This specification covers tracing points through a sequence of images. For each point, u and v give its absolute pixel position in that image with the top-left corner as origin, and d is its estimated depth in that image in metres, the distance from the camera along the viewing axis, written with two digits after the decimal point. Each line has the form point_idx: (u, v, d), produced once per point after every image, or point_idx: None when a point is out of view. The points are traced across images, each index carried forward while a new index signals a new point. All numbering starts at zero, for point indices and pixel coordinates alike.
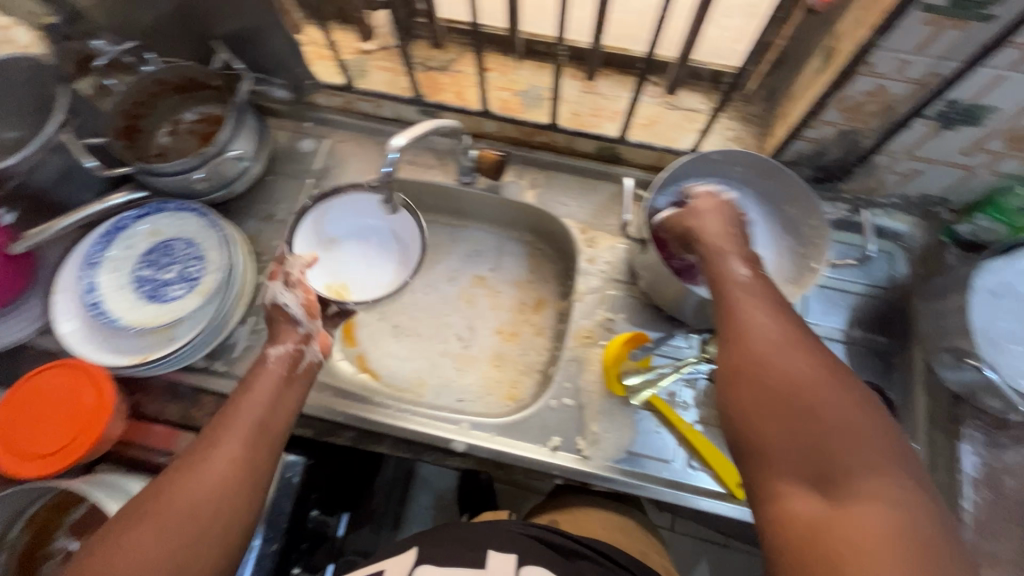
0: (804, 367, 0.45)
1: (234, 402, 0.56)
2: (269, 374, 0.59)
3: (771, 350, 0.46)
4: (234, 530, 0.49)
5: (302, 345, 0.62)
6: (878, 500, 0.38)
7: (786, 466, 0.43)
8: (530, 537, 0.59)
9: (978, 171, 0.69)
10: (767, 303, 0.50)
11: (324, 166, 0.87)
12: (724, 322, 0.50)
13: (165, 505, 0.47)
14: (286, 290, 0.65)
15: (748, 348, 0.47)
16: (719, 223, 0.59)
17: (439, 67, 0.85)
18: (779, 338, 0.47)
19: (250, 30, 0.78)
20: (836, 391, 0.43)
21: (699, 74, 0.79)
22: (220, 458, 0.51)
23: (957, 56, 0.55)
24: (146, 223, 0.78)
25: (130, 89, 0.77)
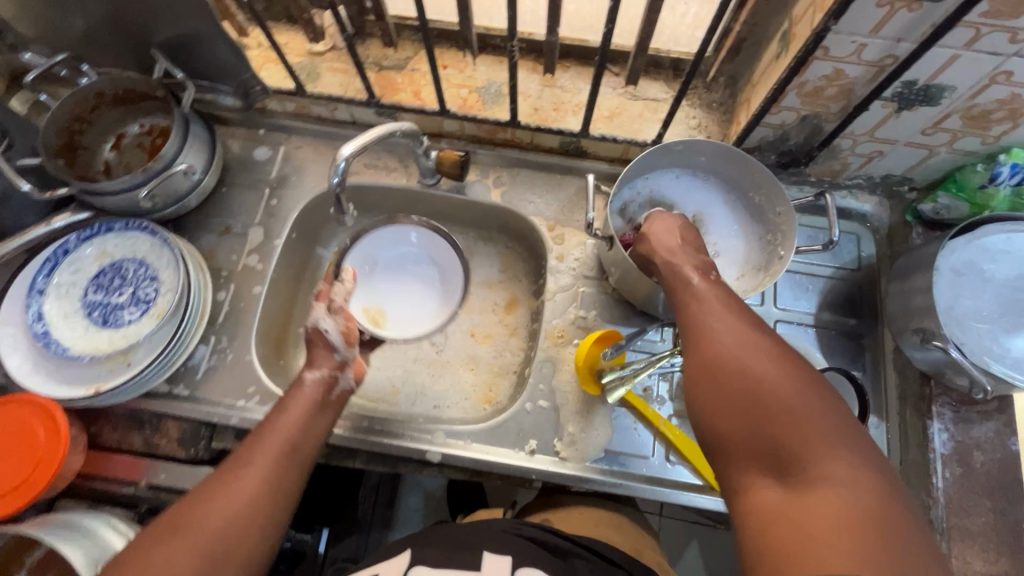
0: (763, 361, 0.43)
1: (267, 421, 0.56)
2: (304, 398, 0.59)
3: (728, 345, 0.45)
4: (257, 555, 0.49)
5: (336, 371, 0.62)
6: (842, 495, 0.37)
7: (746, 457, 0.42)
8: (524, 537, 0.56)
9: (938, 151, 0.69)
10: (723, 302, 0.49)
11: (281, 174, 0.84)
12: (683, 323, 0.50)
13: (196, 525, 0.47)
14: (327, 315, 0.64)
15: (705, 347, 0.46)
16: (669, 238, 0.59)
17: (394, 65, 0.83)
18: (735, 332, 0.46)
19: (187, 36, 0.73)
20: (795, 381, 0.42)
21: (660, 63, 0.79)
22: (253, 476, 0.51)
23: (911, 37, 0.55)
24: (92, 245, 0.74)
25: (65, 103, 0.73)
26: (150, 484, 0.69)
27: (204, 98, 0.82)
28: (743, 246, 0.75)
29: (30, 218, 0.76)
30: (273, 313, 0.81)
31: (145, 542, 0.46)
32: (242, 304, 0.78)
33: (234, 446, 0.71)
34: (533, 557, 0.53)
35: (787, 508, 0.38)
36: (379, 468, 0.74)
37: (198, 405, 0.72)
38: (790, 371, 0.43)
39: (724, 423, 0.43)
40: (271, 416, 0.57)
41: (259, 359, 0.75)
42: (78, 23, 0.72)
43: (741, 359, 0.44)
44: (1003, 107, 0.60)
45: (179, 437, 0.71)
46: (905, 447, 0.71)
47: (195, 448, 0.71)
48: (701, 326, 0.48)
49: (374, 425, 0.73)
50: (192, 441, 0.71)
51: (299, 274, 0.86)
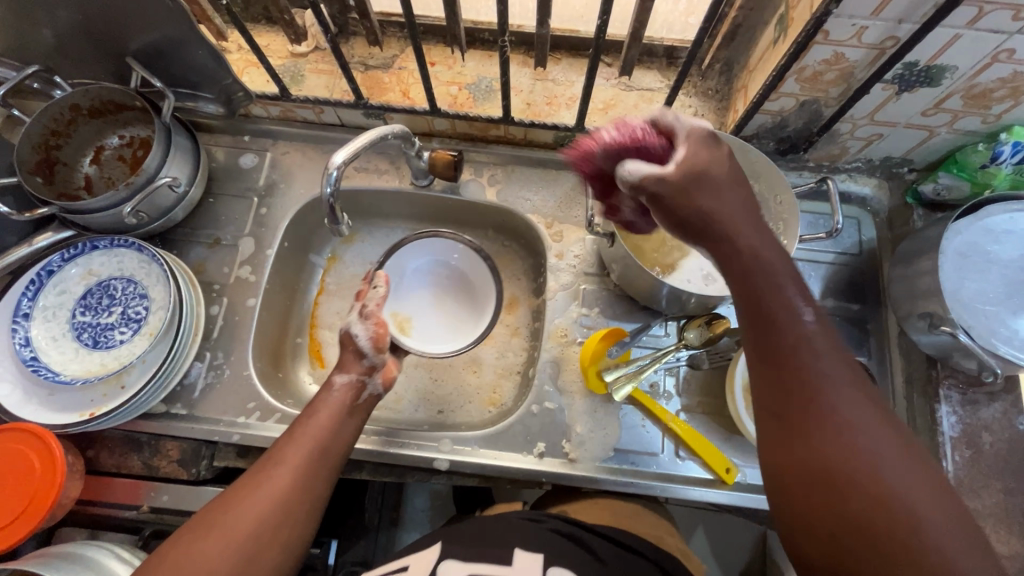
0: (891, 473, 0.36)
1: (299, 424, 0.55)
2: (331, 400, 0.57)
3: (834, 420, 0.38)
4: (285, 561, 0.47)
5: (366, 376, 0.61)
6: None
7: None
8: (552, 529, 0.55)
9: (938, 132, 0.68)
10: (833, 372, 0.40)
11: (269, 181, 0.82)
12: (781, 398, 0.40)
13: (225, 527, 0.45)
14: (358, 320, 0.64)
15: (815, 441, 0.38)
16: (738, 205, 0.44)
17: (380, 64, 0.80)
18: (842, 398, 0.39)
19: (161, 45, 0.70)
20: (919, 481, 0.36)
21: (654, 51, 0.78)
22: (280, 478, 0.49)
23: (913, 18, 0.53)
24: (78, 265, 0.72)
25: (40, 118, 0.70)
26: (153, 507, 0.68)
27: (185, 105, 0.79)
28: None
29: (11, 239, 0.73)
30: (269, 324, 0.79)
31: (176, 541, 0.45)
32: (237, 318, 0.76)
33: (237, 463, 0.70)
34: (561, 552, 0.52)
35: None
36: (386, 478, 0.73)
37: (198, 424, 0.70)
38: (906, 461, 0.37)
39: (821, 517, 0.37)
40: (301, 419, 0.56)
41: (257, 373, 0.74)
42: (48, 33, 0.69)
43: (851, 442, 0.37)
44: (1005, 85, 0.59)
45: (180, 458, 0.69)
46: (913, 432, 0.71)
47: (196, 468, 0.69)
48: (800, 382, 0.40)
49: (379, 436, 0.72)
50: (193, 461, 0.69)
51: (294, 283, 0.84)
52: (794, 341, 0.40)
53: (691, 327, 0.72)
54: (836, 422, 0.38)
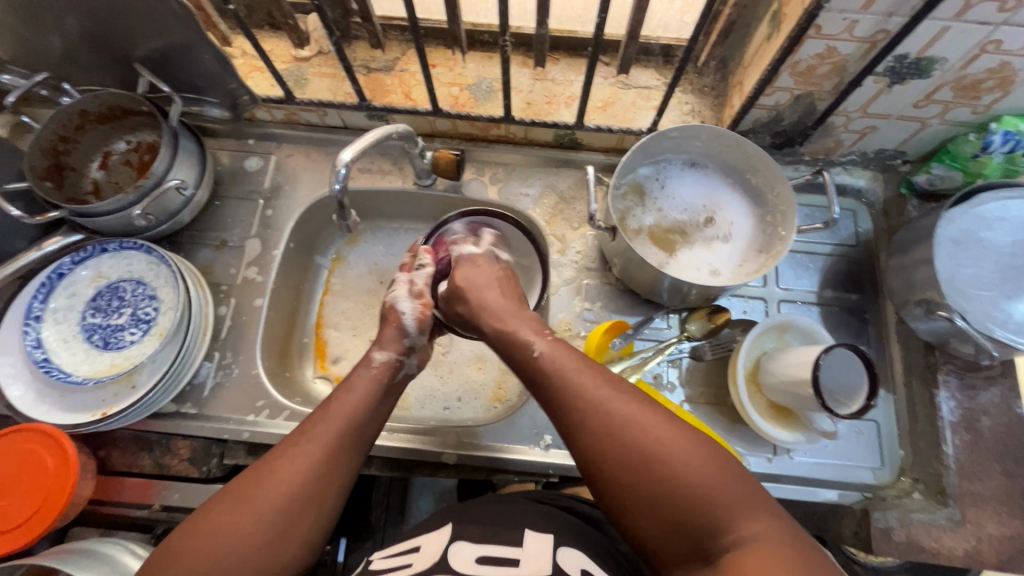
0: (643, 438, 0.45)
1: (335, 397, 0.56)
2: (369, 378, 0.58)
3: (617, 439, 0.46)
4: (318, 531, 0.49)
5: (403, 356, 0.62)
6: (762, 541, 0.39)
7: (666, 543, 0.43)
8: (563, 508, 0.56)
9: (930, 123, 0.70)
10: (578, 377, 0.51)
11: (274, 184, 0.83)
12: (559, 416, 0.50)
13: (261, 499, 0.47)
14: (409, 298, 0.66)
15: (588, 438, 0.48)
16: (497, 294, 0.63)
17: (382, 67, 0.82)
18: (591, 396, 0.49)
19: (167, 52, 0.71)
20: (665, 431, 0.46)
21: (650, 50, 0.79)
22: (315, 451, 0.50)
23: (902, 11, 0.55)
24: (88, 267, 0.73)
25: (49, 124, 0.72)
26: (164, 505, 0.69)
27: (191, 110, 0.80)
28: (744, 229, 0.75)
29: (22, 244, 0.74)
30: (275, 324, 0.80)
31: (213, 509, 0.47)
32: (245, 317, 0.77)
33: (246, 461, 0.71)
34: (573, 532, 0.52)
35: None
36: (393, 473, 0.74)
37: (207, 422, 0.71)
38: (687, 447, 0.44)
39: (641, 517, 0.44)
40: (336, 394, 0.57)
41: (266, 372, 0.75)
42: (56, 40, 0.71)
43: (629, 441, 0.46)
44: (993, 75, 0.61)
45: (191, 456, 0.70)
46: (913, 417, 0.72)
47: (206, 466, 0.70)
48: (562, 397, 0.51)
49: (387, 431, 0.73)
50: (204, 459, 0.70)
51: (299, 283, 0.85)
52: (565, 387, 0.51)
53: (693, 319, 0.74)
54: (614, 434, 0.46)
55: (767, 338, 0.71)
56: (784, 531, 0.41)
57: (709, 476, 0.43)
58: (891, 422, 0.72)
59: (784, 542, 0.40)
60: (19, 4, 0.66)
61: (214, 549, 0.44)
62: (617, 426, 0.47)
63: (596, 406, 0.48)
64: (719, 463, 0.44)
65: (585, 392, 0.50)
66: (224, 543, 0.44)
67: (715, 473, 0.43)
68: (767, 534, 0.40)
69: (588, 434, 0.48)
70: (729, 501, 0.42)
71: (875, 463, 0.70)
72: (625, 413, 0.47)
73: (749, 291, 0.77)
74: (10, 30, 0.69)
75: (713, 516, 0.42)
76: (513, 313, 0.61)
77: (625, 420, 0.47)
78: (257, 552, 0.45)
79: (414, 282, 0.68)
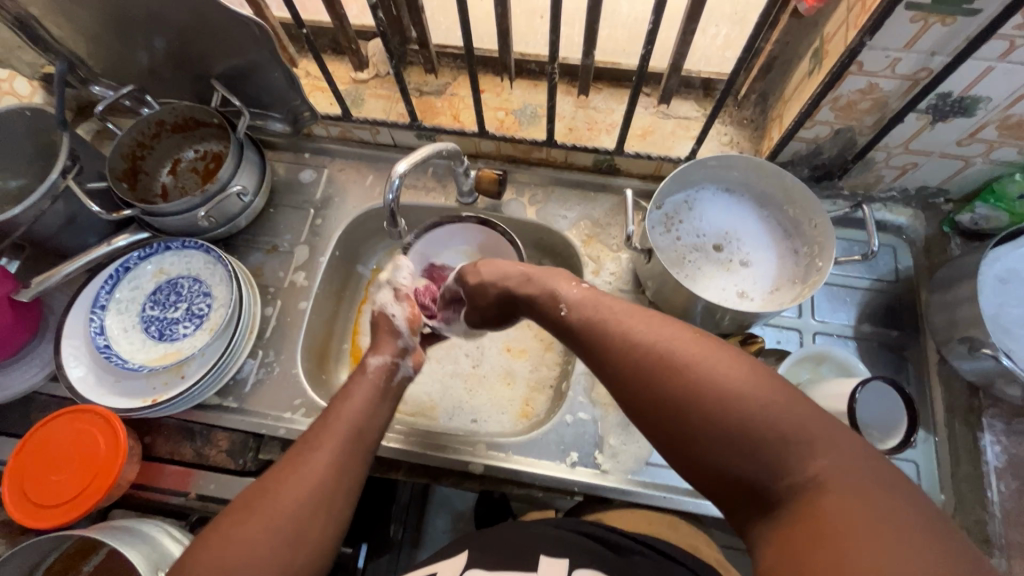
0: (699, 362, 0.41)
1: (336, 405, 0.58)
2: (367, 383, 0.61)
3: (664, 368, 0.42)
4: (329, 535, 0.50)
5: (398, 358, 0.65)
6: (844, 481, 0.35)
7: (733, 493, 0.39)
8: (585, 535, 0.56)
9: (974, 161, 0.70)
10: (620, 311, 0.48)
11: (325, 195, 0.88)
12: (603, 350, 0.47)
13: (269, 508, 0.48)
14: (395, 302, 0.71)
15: (635, 372, 0.43)
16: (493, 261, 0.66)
17: (434, 91, 0.87)
18: (633, 326, 0.46)
19: (239, 70, 0.78)
20: (717, 354, 0.41)
21: (691, 83, 0.82)
22: (321, 461, 0.52)
23: (945, 51, 0.56)
24: (151, 264, 0.79)
25: (129, 131, 0.78)
26: (200, 494, 0.71)
27: (255, 124, 0.87)
28: (777, 258, 0.75)
29: (93, 238, 0.80)
30: (317, 328, 0.83)
31: (220, 524, 0.48)
32: (289, 318, 0.80)
33: (281, 457, 0.73)
34: (588, 556, 0.53)
35: (792, 529, 0.35)
36: (420, 480, 0.76)
37: (247, 416, 0.74)
38: (740, 373, 0.40)
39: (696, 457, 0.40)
40: (336, 403, 0.59)
41: (305, 372, 0.78)
42: (145, 58, 0.78)
43: (680, 378, 0.41)
44: None
45: (229, 448, 0.73)
46: (956, 460, 0.70)
47: (242, 459, 0.73)
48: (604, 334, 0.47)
49: (415, 437, 0.74)
50: (240, 452, 0.73)
51: (341, 290, 0.89)
52: (606, 337, 0.47)
53: None
54: (658, 377, 0.42)
55: (802, 369, 0.70)
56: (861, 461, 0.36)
57: (767, 408, 0.37)
58: (931, 466, 0.69)
59: (862, 477, 0.35)
60: (118, 24, 0.73)
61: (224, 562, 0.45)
62: (661, 366, 0.42)
63: (635, 355, 0.44)
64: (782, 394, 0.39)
65: (625, 325, 0.46)
66: (234, 556, 0.45)
67: (778, 408, 0.38)
68: (842, 467, 0.35)
69: (633, 385, 0.43)
70: (799, 436, 0.37)
71: None
72: (670, 353, 0.42)
73: (782, 322, 0.77)
74: (106, 45, 0.77)
75: (778, 454, 0.37)
76: (551, 269, 0.58)
77: (669, 359, 0.42)
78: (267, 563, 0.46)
79: (399, 288, 0.73)
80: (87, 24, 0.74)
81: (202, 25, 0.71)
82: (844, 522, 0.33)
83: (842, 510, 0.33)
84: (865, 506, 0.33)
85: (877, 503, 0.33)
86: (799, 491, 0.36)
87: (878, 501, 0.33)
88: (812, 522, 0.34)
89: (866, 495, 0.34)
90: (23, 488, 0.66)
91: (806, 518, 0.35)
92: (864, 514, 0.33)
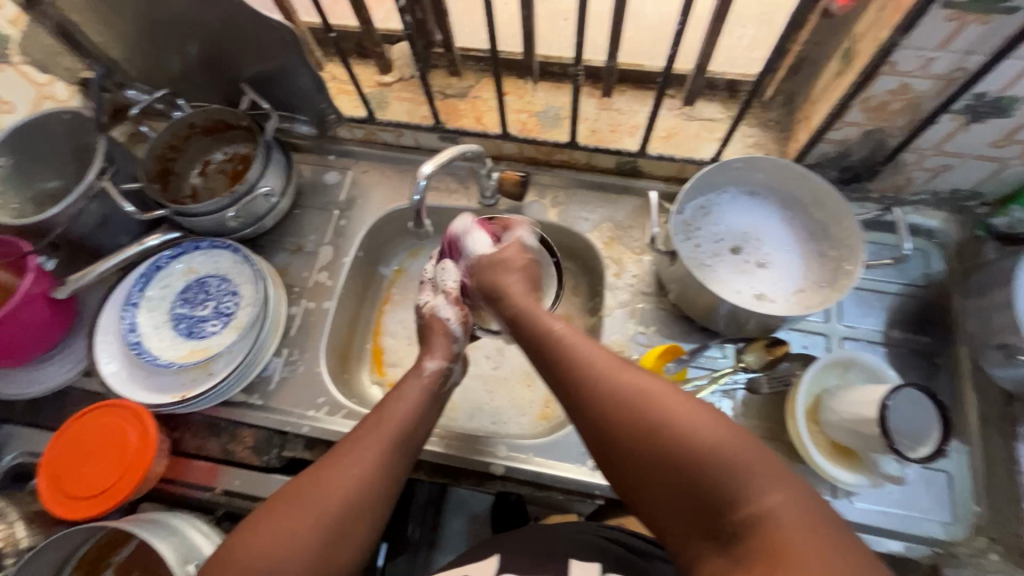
0: (656, 403, 0.45)
1: (386, 406, 0.59)
2: (421, 385, 0.62)
3: (625, 408, 0.46)
4: (368, 536, 0.51)
5: (450, 363, 0.67)
6: (792, 520, 0.37)
7: (688, 529, 0.42)
8: (609, 540, 0.55)
9: (1011, 163, 0.68)
10: (588, 351, 0.53)
11: (349, 197, 0.89)
12: (571, 389, 0.51)
13: (318, 503, 0.49)
14: (448, 305, 0.72)
15: (600, 412, 0.48)
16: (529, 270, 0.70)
17: (457, 94, 0.87)
18: (597, 368, 0.51)
19: (268, 74, 0.79)
20: (675, 397, 0.46)
21: (716, 84, 0.80)
22: (370, 457, 0.53)
23: (982, 50, 0.55)
24: (181, 263, 0.80)
25: (163, 133, 0.80)
26: (225, 489, 0.72)
27: (282, 127, 0.88)
28: (804, 262, 0.74)
29: (125, 238, 0.82)
30: (340, 328, 0.84)
31: (268, 512, 0.49)
32: (313, 318, 0.81)
33: (304, 455, 0.74)
34: (613, 562, 0.52)
35: (745, 563, 0.38)
36: (441, 480, 0.76)
37: (271, 414, 0.75)
38: (693, 413, 0.44)
39: (654, 492, 0.44)
40: (387, 403, 0.59)
41: (328, 371, 0.79)
42: (178, 63, 0.80)
43: (640, 417, 0.45)
44: None
45: (254, 445, 0.74)
46: (990, 471, 0.67)
47: (268, 456, 0.74)
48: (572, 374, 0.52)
49: (437, 437, 0.75)
50: (265, 449, 0.74)
51: (364, 290, 0.90)
52: (575, 378, 0.51)
53: (751, 350, 0.72)
54: (619, 415, 0.46)
55: (830, 375, 0.69)
56: (813, 501, 0.39)
57: (718, 444, 0.41)
58: (964, 476, 0.68)
59: (812, 518, 0.37)
60: (153, 31, 0.75)
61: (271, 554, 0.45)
62: (626, 407, 0.46)
63: (605, 399, 0.48)
64: (733, 435, 0.42)
65: (591, 365, 0.51)
66: (282, 545, 0.46)
67: (733, 447, 0.41)
68: (790, 504, 0.38)
69: (603, 427, 0.48)
70: (749, 473, 0.40)
71: (944, 517, 0.66)
72: (633, 397, 0.47)
73: (809, 326, 0.76)
74: (141, 50, 0.79)
75: (729, 488, 0.40)
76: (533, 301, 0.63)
77: (633, 401, 0.46)
78: (310, 554, 0.47)
79: (448, 291, 0.73)
80: (124, 30, 0.76)
81: (234, 30, 0.73)
82: (791, 547, 0.36)
83: (789, 541, 0.36)
84: (811, 541, 0.36)
85: (821, 538, 0.36)
86: (744, 524, 0.39)
87: (820, 535, 0.36)
88: (763, 559, 0.37)
89: (813, 534, 0.36)
90: (57, 480, 0.68)
91: (751, 549, 0.38)
92: (810, 551, 0.35)
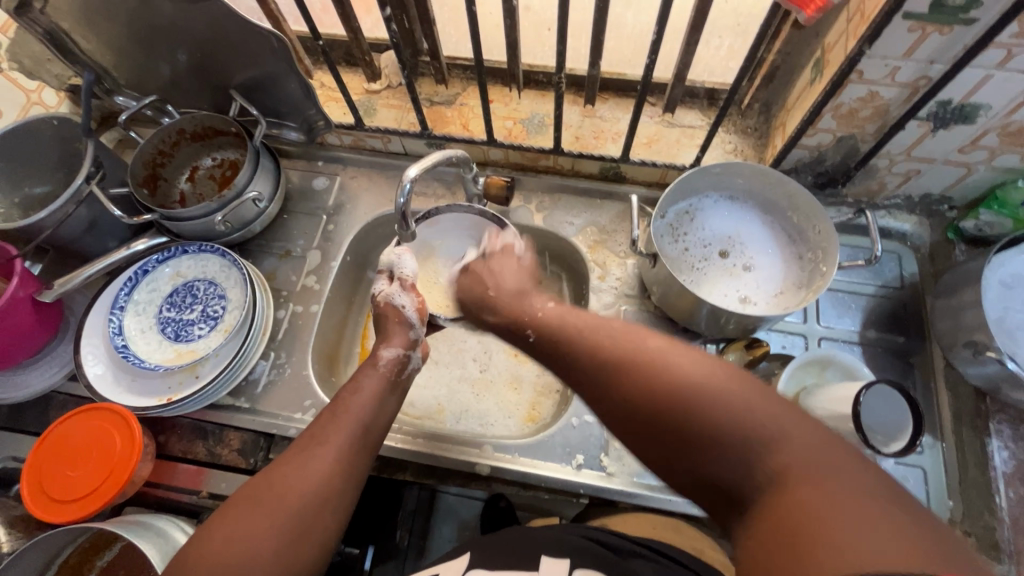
0: (670, 362, 0.44)
1: (342, 400, 0.59)
2: (378, 376, 0.62)
3: (633, 372, 0.45)
4: (332, 532, 0.51)
5: (408, 350, 0.67)
6: (807, 471, 0.36)
7: (708, 493, 0.41)
8: (590, 539, 0.56)
9: (977, 168, 0.70)
10: (595, 324, 0.52)
11: (338, 202, 0.90)
12: (577, 362, 0.50)
13: (275, 503, 0.49)
14: (403, 293, 0.72)
15: (608, 381, 0.47)
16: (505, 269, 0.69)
17: (444, 101, 0.89)
18: (604, 337, 0.50)
19: (256, 80, 0.81)
20: (682, 356, 0.45)
21: (696, 92, 0.83)
22: (326, 455, 0.53)
23: (944, 59, 0.58)
24: (169, 266, 0.81)
25: (151, 139, 0.81)
26: (211, 493, 0.72)
27: (271, 133, 0.90)
28: (783, 265, 0.76)
29: (112, 242, 0.82)
30: (328, 332, 0.85)
31: (223, 516, 0.48)
32: (301, 321, 0.82)
33: None
34: (590, 558, 0.53)
35: (761, 521, 0.36)
36: (428, 481, 0.76)
37: (258, 416, 0.76)
38: (703, 370, 0.43)
39: (670, 460, 0.42)
40: (343, 396, 0.60)
41: (315, 374, 0.79)
42: (166, 70, 0.82)
43: (650, 378, 0.44)
44: None
45: (240, 447, 0.75)
46: (963, 466, 0.70)
47: (254, 458, 0.74)
48: (578, 349, 0.51)
49: (424, 439, 0.75)
50: (252, 451, 0.74)
51: (351, 295, 0.91)
52: (582, 353, 0.50)
53: (731, 349, 0.74)
54: (627, 380, 0.45)
55: (807, 374, 0.71)
56: (825, 449, 0.37)
57: (731, 400, 0.40)
58: (940, 472, 0.69)
59: (829, 466, 0.36)
60: (142, 38, 0.76)
61: (227, 551, 0.45)
62: (634, 373, 0.45)
63: (614, 368, 0.47)
64: (747, 390, 0.41)
65: (596, 339, 0.50)
66: (239, 548, 0.46)
67: (745, 400, 0.40)
68: (804, 454, 0.37)
69: (614, 393, 0.46)
70: (764, 425, 0.39)
71: None
72: (642, 359, 0.46)
73: (787, 327, 0.78)
74: (130, 58, 0.80)
75: (747, 446, 0.39)
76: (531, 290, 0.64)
77: (638, 366, 0.45)
78: (272, 558, 0.46)
79: (406, 278, 0.74)
80: (113, 39, 0.77)
81: (222, 38, 0.74)
82: (808, 502, 0.34)
83: (807, 495, 0.35)
84: (823, 493, 0.34)
85: (839, 488, 0.34)
86: (762, 483, 0.37)
87: (840, 485, 0.34)
88: (780, 516, 0.35)
89: (835, 483, 0.35)
90: (40, 483, 0.68)
91: (768, 506, 0.36)
92: (822, 502, 0.34)
